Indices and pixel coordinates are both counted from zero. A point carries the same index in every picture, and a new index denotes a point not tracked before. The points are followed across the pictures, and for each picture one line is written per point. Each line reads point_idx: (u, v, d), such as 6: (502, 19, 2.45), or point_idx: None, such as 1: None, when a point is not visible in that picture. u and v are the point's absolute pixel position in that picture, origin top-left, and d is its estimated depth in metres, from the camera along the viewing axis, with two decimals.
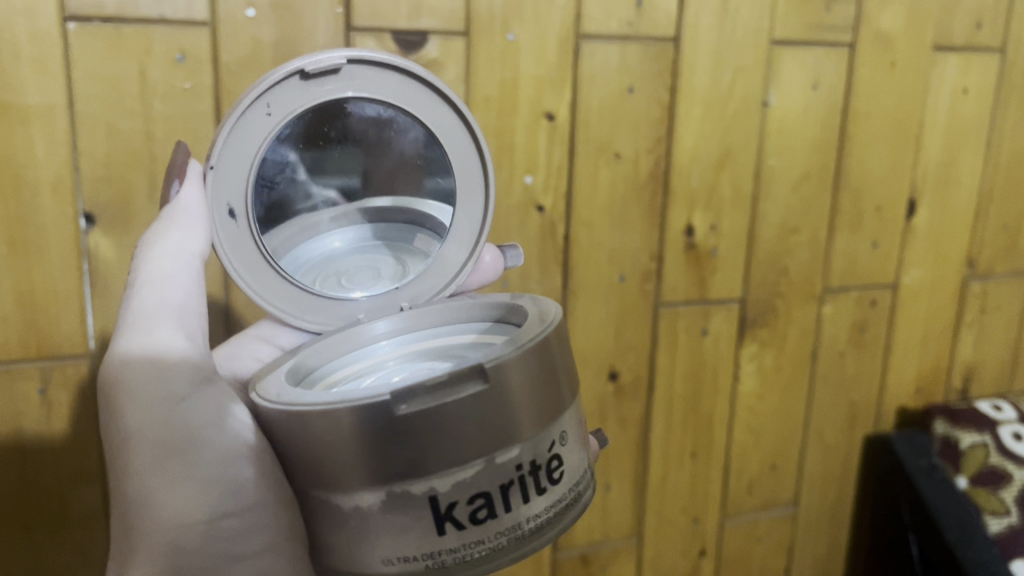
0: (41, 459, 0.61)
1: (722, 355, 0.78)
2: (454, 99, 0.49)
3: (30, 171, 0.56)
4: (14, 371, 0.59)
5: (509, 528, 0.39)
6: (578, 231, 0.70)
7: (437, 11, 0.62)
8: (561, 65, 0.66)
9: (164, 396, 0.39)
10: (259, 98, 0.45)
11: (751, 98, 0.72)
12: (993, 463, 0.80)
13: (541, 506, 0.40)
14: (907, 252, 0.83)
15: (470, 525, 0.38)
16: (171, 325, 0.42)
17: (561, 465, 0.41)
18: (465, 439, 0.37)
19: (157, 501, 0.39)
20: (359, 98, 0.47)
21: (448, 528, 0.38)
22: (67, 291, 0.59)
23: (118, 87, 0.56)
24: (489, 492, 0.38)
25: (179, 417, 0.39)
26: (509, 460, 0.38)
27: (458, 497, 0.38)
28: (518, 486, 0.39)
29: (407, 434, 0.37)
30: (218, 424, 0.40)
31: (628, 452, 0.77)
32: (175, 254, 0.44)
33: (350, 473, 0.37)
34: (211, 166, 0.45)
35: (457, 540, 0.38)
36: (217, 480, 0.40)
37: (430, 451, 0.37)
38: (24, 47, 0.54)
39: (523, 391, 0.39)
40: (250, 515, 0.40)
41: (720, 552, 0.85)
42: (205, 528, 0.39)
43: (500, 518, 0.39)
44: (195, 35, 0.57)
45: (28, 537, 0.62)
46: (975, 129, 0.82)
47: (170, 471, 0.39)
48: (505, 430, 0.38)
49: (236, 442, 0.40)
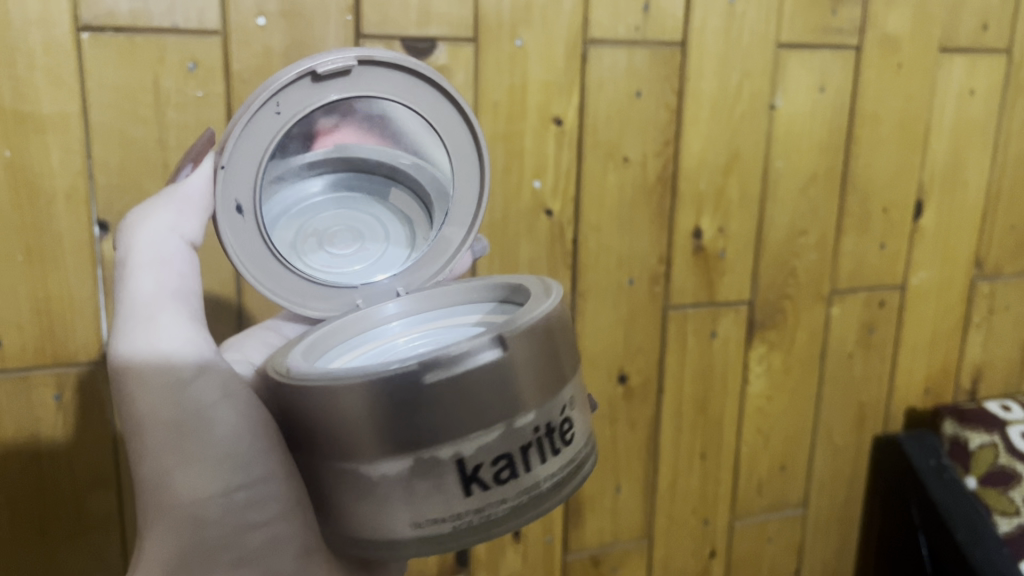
0: (57, 464, 0.62)
1: (731, 357, 0.79)
2: (459, 100, 0.50)
3: (45, 180, 0.57)
4: (30, 378, 0.60)
5: (530, 487, 0.39)
6: (587, 235, 0.70)
7: (446, 18, 0.62)
8: (569, 70, 0.66)
9: (173, 379, 0.41)
10: (269, 98, 0.45)
11: (758, 102, 0.72)
12: (1002, 462, 0.80)
13: (558, 466, 0.41)
14: (914, 253, 0.83)
15: (495, 485, 0.38)
16: (173, 312, 0.43)
17: (571, 428, 0.42)
18: (484, 403, 0.37)
19: (174, 479, 0.40)
20: (364, 97, 0.47)
21: (473, 490, 0.38)
22: (81, 298, 0.59)
23: (131, 96, 0.57)
24: (511, 453, 0.38)
25: (187, 399, 0.41)
26: (527, 422, 0.39)
27: (483, 457, 0.38)
28: (538, 446, 0.39)
29: (430, 401, 0.37)
30: (225, 404, 0.42)
31: (637, 454, 0.78)
32: (167, 238, 0.45)
33: (373, 441, 0.37)
34: (222, 165, 0.45)
35: (482, 501, 0.38)
36: (229, 455, 0.41)
37: (453, 417, 0.37)
38: (39, 58, 0.55)
39: (534, 355, 0.39)
40: (262, 485, 0.42)
41: (730, 553, 0.85)
42: (221, 502, 0.41)
43: (521, 478, 0.39)
44: (207, 45, 0.58)
45: (44, 541, 0.63)
46: (982, 130, 0.82)
47: (181, 450, 0.40)
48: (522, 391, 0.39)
49: (241, 417, 0.42)
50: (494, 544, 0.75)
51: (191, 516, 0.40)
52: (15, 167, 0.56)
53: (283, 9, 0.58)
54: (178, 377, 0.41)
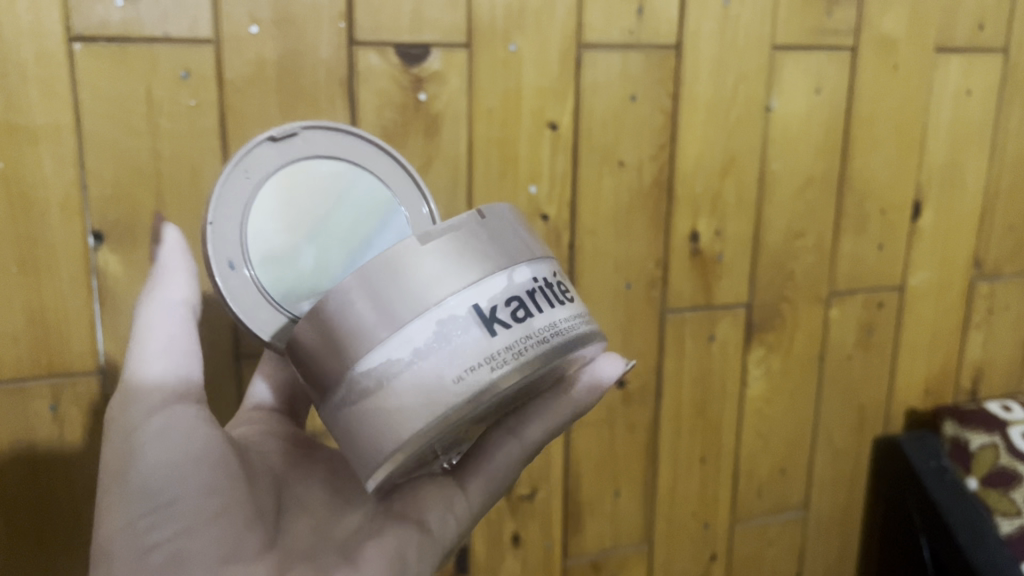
0: (54, 476, 0.62)
1: (729, 361, 0.78)
2: (391, 149, 0.54)
3: (39, 191, 0.57)
4: (26, 390, 0.60)
5: (547, 326, 0.43)
6: (584, 239, 0.70)
7: (439, 23, 0.62)
8: (563, 75, 0.66)
9: (122, 426, 0.44)
10: (238, 164, 0.49)
11: (754, 105, 0.72)
12: (1004, 463, 0.79)
13: (539, 327, 0.43)
14: (913, 254, 0.83)
15: (472, 351, 0.41)
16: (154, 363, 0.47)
17: (571, 293, 0.47)
18: (435, 277, 0.42)
19: (103, 507, 0.42)
20: (318, 158, 0.52)
21: (497, 328, 0.42)
22: (76, 308, 0.59)
23: (124, 105, 0.57)
24: (518, 296, 0.43)
25: (126, 440, 0.43)
26: (523, 274, 0.44)
27: (455, 323, 0.41)
28: (505, 309, 0.42)
29: (431, 261, 0.42)
30: (156, 441, 0.43)
31: (636, 457, 0.77)
32: (165, 304, 0.48)
33: (393, 312, 0.41)
34: (209, 222, 0.47)
35: (508, 337, 0.42)
36: (144, 483, 0.42)
37: (453, 271, 0.42)
38: (31, 69, 0.55)
39: (514, 233, 0.45)
40: (169, 508, 0.42)
41: (732, 556, 0.85)
42: (129, 525, 0.41)
43: (536, 317, 0.43)
44: (200, 53, 0.58)
45: (42, 553, 0.63)
46: (980, 130, 0.82)
47: (120, 481, 0.42)
48: (467, 266, 0.42)
49: (159, 452, 0.43)
50: (493, 550, 0.75)
51: (128, 535, 0.41)
52: (9, 178, 0.56)
53: (275, 17, 0.58)
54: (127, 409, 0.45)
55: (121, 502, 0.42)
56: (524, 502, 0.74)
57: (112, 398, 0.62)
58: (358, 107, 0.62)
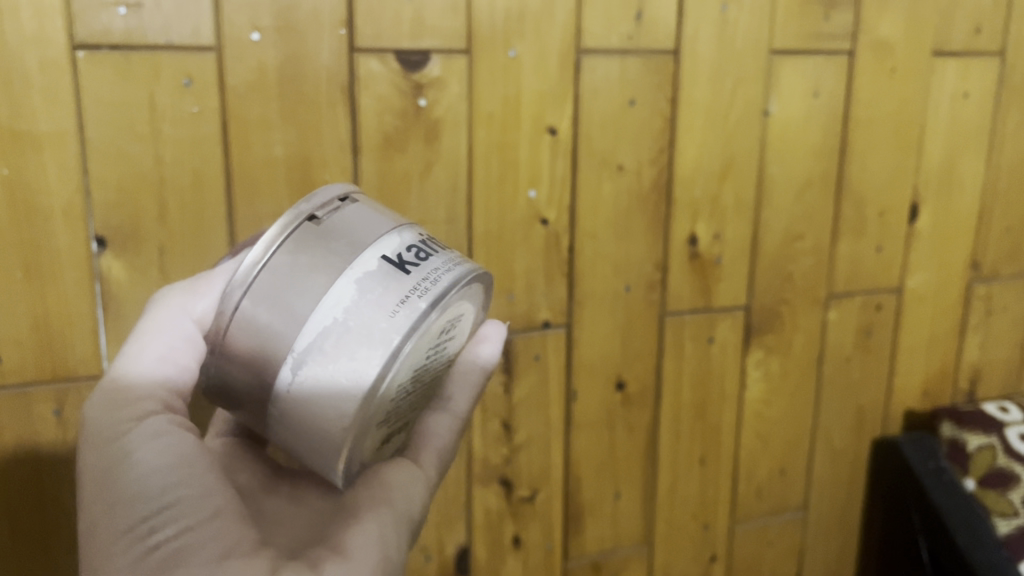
0: (59, 479, 0.62)
1: (729, 363, 0.79)
2: None
3: (43, 197, 0.57)
4: (31, 394, 0.60)
5: (447, 261, 0.45)
6: (583, 243, 0.71)
7: (440, 30, 0.62)
8: (562, 80, 0.66)
9: (110, 434, 0.44)
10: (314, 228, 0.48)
11: (753, 109, 0.73)
12: (1001, 464, 0.80)
13: (438, 264, 0.45)
14: (911, 256, 0.83)
15: (394, 292, 0.42)
16: (149, 368, 0.48)
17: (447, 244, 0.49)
18: (321, 257, 0.43)
19: (98, 517, 0.42)
20: None
21: (404, 271, 0.43)
22: (80, 313, 0.60)
23: (127, 112, 0.57)
24: (411, 243, 0.45)
25: (113, 446, 0.43)
26: (405, 228, 0.46)
27: (369, 279, 0.43)
28: (409, 254, 0.44)
29: (306, 247, 0.43)
30: (147, 443, 0.43)
31: (636, 459, 0.78)
32: (177, 313, 0.49)
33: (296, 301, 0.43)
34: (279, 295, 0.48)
35: (416, 276, 0.43)
36: (136, 488, 0.42)
37: (335, 242, 0.44)
38: (35, 76, 0.55)
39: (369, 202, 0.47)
40: (163, 508, 0.41)
41: (731, 557, 0.85)
42: (127, 531, 0.41)
43: (431, 257, 0.45)
44: (202, 60, 0.58)
45: (47, 556, 0.63)
46: (977, 133, 0.82)
47: (113, 486, 0.42)
48: (363, 231, 0.44)
49: (149, 452, 0.43)
50: (494, 552, 0.75)
51: (129, 540, 0.41)
52: (13, 185, 0.56)
53: (276, 24, 0.59)
54: (113, 416, 0.45)
55: (117, 509, 0.42)
56: (524, 504, 0.75)
57: None
58: (359, 113, 0.62)
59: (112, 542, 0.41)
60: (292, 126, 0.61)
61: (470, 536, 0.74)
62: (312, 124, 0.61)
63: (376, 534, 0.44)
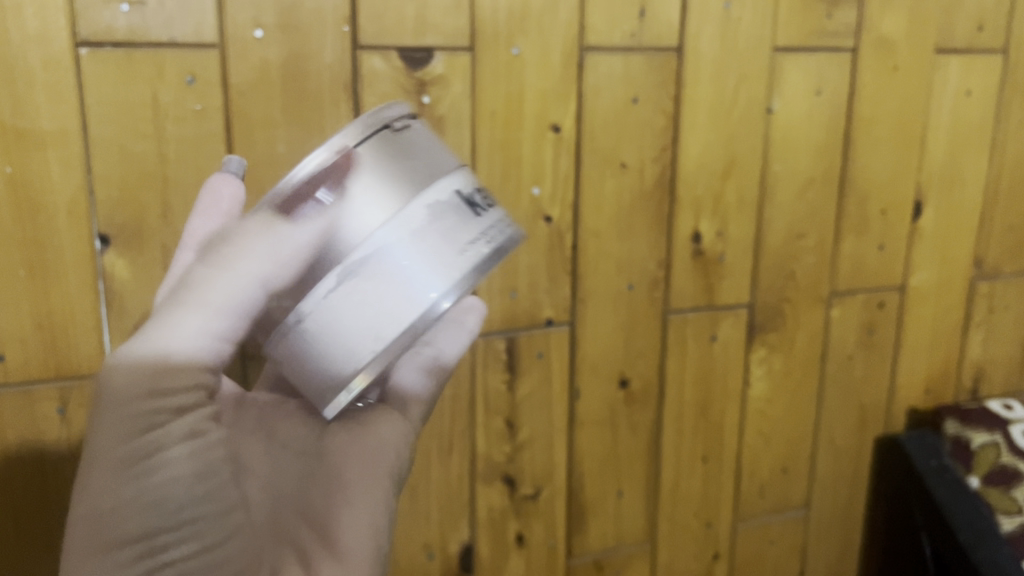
0: (61, 477, 0.62)
1: (731, 361, 0.79)
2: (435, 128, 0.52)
3: (46, 196, 0.57)
4: (33, 393, 0.60)
5: (504, 216, 0.49)
6: (586, 241, 0.71)
7: (443, 27, 0.62)
8: (565, 77, 0.66)
9: (137, 404, 0.42)
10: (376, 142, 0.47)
11: (755, 106, 0.73)
12: (1005, 462, 0.80)
13: (495, 215, 0.48)
14: (913, 253, 0.83)
15: (463, 235, 0.45)
16: (190, 331, 0.44)
17: None
18: (396, 182, 0.45)
19: (99, 501, 0.41)
20: None
21: (475, 212, 0.47)
22: (83, 311, 0.60)
23: (131, 110, 0.57)
24: (476, 187, 0.48)
25: (135, 422, 0.42)
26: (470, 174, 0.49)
27: (442, 208, 0.45)
28: (476, 197, 0.48)
29: (391, 162, 0.45)
30: (169, 438, 0.43)
31: (639, 457, 0.78)
32: (243, 259, 0.44)
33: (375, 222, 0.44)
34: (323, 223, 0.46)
35: (485, 220, 0.47)
36: (153, 490, 0.42)
37: (411, 167, 0.45)
38: (38, 74, 0.55)
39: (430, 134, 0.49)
40: (181, 521, 0.42)
41: (734, 555, 0.85)
42: (141, 536, 0.41)
43: (490, 207, 0.48)
44: (205, 58, 0.58)
45: (49, 554, 0.63)
46: (979, 130, 0.82)
47: (137, 487, 0.42)
48: (440, 162, 0.47)
49: (171, 454, 0.43)
50: (497, 550, 0.75)
51: (137, 546, 0.41)
52: (16, 183, 0.56)
53: (279, 21, 0.59)
54: (151, 398, 0.42)
55: (135, 510, 0.41)
56: (527, 502, 0.75)
57: None
58: (362, 111, 0.62)
59: (115, 540, 0.41)
60: (295, 124, 0.61)
61: (473, 534, 0.74)
62: (315, 122, 0.61)
63: (368, 518, 0.47)
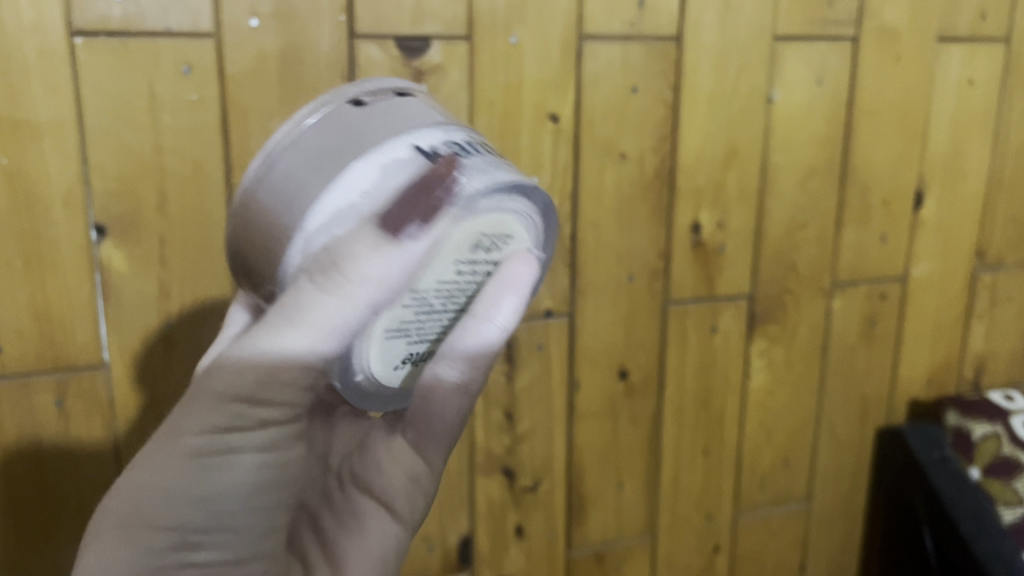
0: (59, 468, 0.62)
1: (732, 352, 0.79)
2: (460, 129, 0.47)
3: (42, 187, 0.57)
4: (31, 384, 0.60)
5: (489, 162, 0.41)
6: (585, 231, 0.70)
7: (440, 16, 0.62)
8: (564, 66, 0.66)
9: (217, 398, 0.39)
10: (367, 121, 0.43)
11: (756, 95, 0.72)
12: (1006, 453, 0.80)
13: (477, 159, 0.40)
14: (915, 244, 0.83)
15: (415, 179, 0.38)
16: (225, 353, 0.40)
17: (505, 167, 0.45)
18: (344, 144, 0.40)
19: (157, 487, 0.40)
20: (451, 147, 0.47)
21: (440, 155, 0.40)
22: (80, 302, 0.60)
23: (127, 100, 0.57)
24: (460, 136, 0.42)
25: (213, 415, 0.39)
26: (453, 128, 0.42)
27: (396, 159, 0.38)
28: (448, 144, 0.40)
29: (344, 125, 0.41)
30: (248, 444, 0.41)
31: (639, 448, 0.78)
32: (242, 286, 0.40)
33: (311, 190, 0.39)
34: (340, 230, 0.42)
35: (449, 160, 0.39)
36: (211, 492, 0.40)
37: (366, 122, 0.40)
38: (34, 64, 0.55)
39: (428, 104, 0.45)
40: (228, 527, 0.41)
41: (736, 547, 0.85)
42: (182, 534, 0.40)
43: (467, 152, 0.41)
44: (201, 47, 0.58)
45: (47, 547, 0.63)
46: (981, 120, 0.81)
47: (201, 485, 0.40)
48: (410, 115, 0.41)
49: (244, 463, 0.41)
50: (497, 542, 0.75)
51: (172, 537, 0.40)
52: (12, 174, 0.56)
53: (275, 10, 0.58)
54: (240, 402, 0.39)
55: (194, 506, 0.40)
56: (527, 494, 0.75)
57: (118, 392, 0.62)
58: None
59: (153, 527, 0.40)
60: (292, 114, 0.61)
61: (473, 526, 0.74)
62: None
63: (378, 552, 0.47)
